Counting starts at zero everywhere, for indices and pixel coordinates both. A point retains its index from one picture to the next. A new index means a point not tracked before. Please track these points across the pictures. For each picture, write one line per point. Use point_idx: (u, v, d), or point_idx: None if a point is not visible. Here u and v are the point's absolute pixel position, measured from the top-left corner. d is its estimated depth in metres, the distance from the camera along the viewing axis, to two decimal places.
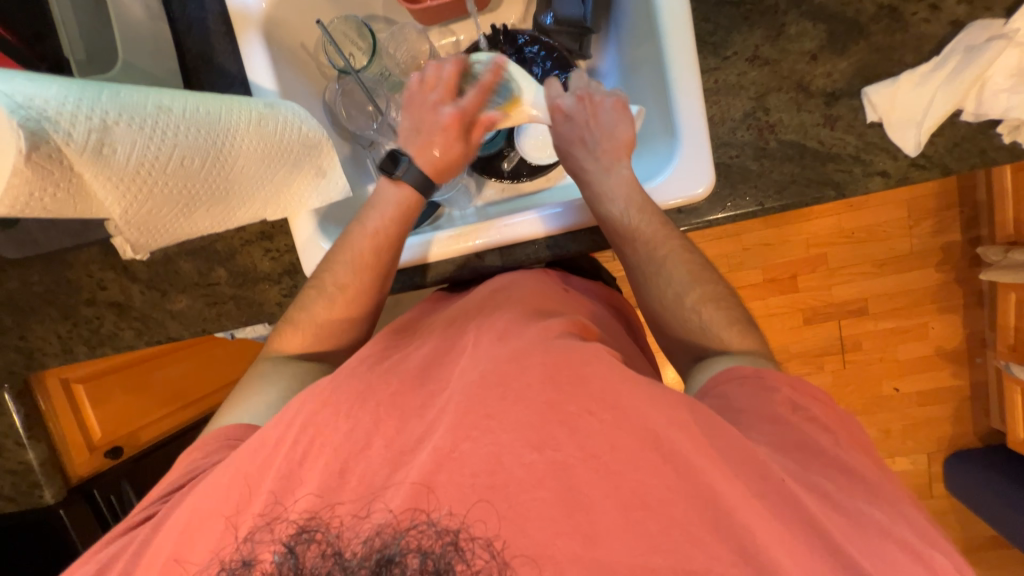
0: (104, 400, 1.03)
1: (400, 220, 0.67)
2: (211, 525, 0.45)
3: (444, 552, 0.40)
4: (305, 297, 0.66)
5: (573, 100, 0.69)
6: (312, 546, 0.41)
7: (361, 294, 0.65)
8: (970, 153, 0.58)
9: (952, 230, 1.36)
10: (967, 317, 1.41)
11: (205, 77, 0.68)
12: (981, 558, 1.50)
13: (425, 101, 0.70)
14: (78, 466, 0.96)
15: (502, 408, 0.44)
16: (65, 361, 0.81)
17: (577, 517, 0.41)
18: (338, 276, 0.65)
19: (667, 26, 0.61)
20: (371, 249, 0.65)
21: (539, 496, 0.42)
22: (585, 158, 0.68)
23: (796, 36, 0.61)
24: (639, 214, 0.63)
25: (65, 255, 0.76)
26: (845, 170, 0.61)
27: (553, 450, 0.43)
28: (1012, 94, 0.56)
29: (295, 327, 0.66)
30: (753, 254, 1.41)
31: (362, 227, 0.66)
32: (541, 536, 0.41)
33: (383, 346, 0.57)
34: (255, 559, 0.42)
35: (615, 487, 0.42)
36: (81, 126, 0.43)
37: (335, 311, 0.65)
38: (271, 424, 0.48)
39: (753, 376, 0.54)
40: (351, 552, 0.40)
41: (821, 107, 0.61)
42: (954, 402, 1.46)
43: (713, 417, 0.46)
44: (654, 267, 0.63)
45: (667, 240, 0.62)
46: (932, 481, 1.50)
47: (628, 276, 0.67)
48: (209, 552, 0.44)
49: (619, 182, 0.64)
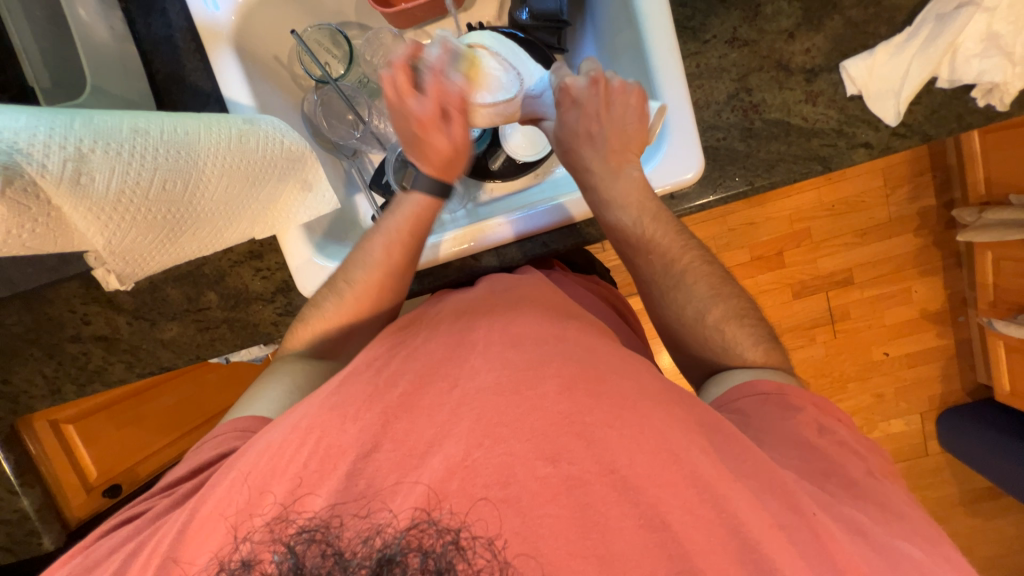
0: (97, 438, 1.02)
1: (416, 222, 0.66)
2: (213, 526, 0.44)
3: (444, 551, 0.37)
4: (318, 295, 0.66)
5: (585, 83, 0.64)
6: (312, 545, 0.38)
7: (375, 294, 0.65)
8: (947, 119, 0.60)
9: (926, 195, 1.39)
10: (947, 278, 1.45)
11: (178, 97, 0.66)
12: (978, 509, 1.56)
13: (394, 106, 0.64)
14: (76, 508, 0.95)
15: (515, 417, 0.44)
16: (54, 402, 0.78)
17: (593, 537, 0.41)
18: (350, 273, 0.64)
19: (646, 11, 0.61)
20: (386, 249, 0.65)
21: (550, 512, 0.41)
22: (591, 157, 0.65)
23: (772, 15, 0.61)
24: (653, 221, 0.63)
25: (44, 292, 0.73)
26: (830, 144, 0.62)
27: (568, 465, 0.42)
28: (983, 59, 0.57)
29: (309, 324, 0.66)
30: (738, 233, 1.42)
31: (376, 230, 0.66)
32: (556, 557, 0.40)
33: (390, 345, 0.56)
34: (255, 559, 0.39)
35: (633, 503, 0.42)
36: (55, 156, 0.41)
37: (344, 308, 0.65)
38: (277, 432, 0.47)
39: (776, 395, 0.56)
40: (352, 552, 0.37)
41: (803, 84, 0.62)
42: (942, 361, 1.51)
43: (715, 422, 0.49)
44: (673, 281, 0.64)
45: (684, 252, 0.64)
46: (926, 439, 1.54)
47: (645, 291, 0.67)
48: (207, 553, 0.42)
49: (629, 186, 0.63)
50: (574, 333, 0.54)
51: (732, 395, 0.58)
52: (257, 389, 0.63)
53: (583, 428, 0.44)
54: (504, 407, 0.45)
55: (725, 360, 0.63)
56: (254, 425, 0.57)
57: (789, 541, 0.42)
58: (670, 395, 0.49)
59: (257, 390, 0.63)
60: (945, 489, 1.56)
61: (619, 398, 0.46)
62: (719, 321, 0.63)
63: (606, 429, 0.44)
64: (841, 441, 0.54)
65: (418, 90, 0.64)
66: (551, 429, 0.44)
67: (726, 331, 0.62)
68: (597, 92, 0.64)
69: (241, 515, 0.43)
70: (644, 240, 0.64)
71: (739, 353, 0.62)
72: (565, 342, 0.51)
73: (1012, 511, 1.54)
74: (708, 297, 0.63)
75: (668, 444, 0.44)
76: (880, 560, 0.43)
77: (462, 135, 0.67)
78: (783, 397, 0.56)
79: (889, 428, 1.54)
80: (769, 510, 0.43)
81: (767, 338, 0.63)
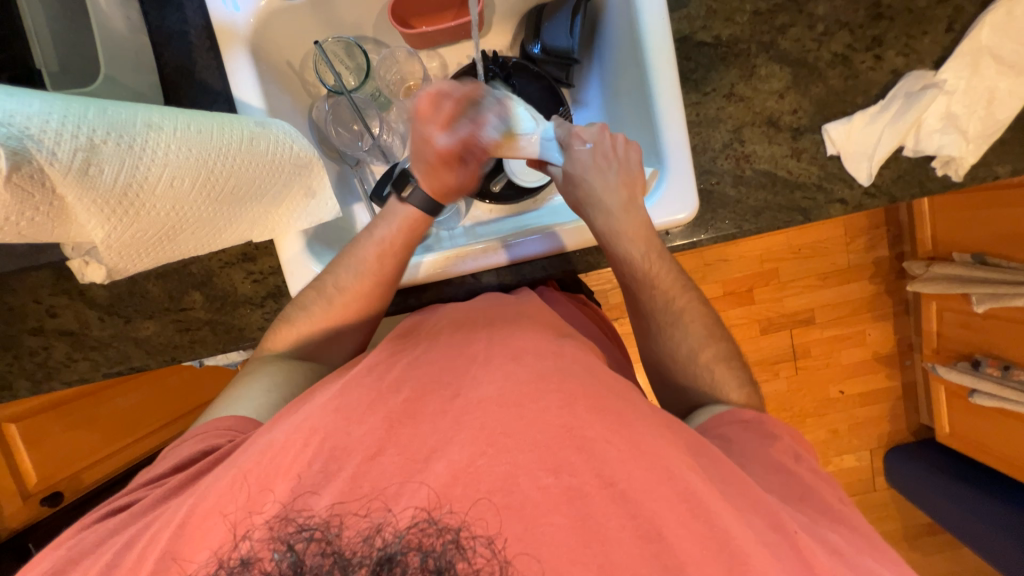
0: (41, 441, 1.01)
1: (408, 234, 0.67)
2: (211, 525, 0.43)
3: (444, 550, 0.39)
4: (304, 297, 0.65)
5: (595, 130, 0.71)
6: (313, 544, 0.39)
7: (362, 297, 0.65)
8: (911, 183, 0.67)
9: (881, 247, 1.52)
10: (897, 325, 1.57)
11: (186, 93, 0.65)
12: (919, 544, 1.65)
13: (422, 130, 0.69)
14: (9, 517, 0.98)
15: (518, 427, 0.45)
16: (3, 399, 0.72)
17: (594, 547, 0.41)
18: (340, 279, 0.64)
19: (653, 61, 0.65)
20: (374, 255, 0.65)
21: (554, 522, 0.42)
22: (599, 185, 0.67)
23: (765, 77, 0.67)
24: (657, 259, 0.66)
25: (9, 280, 0.68)
26: (810, 197, 0.68)
27: (569, 477, 0.43)
28: (943, 134, 0.65)
29: (293, 324, 0.64)
30: (713, 268, 1.50)
31: (368, 237, 0.66)
32: (559, 564, 0.40)
33: (389, 352, 0.57)
34: (254, 558, 0.39)
35: (633, 516, 0.43)
36: (66, 144, 0.40)
37: (333, 313, 0.64)
38: (280, 432, 0.47)
39: (754, 421, 0.60)
40: (352, 551, 0.38)
41: (789, 141, 0.67)
42: (891, 401, 1.61)
43: (704, 444, 0.52)
44: (671, 317, 0.68)
45: (683, 292, 0.68)
46: (875, 474, 1.63)
47: (642, 321, 0.70)
48: (208, 550, 0.41)
49: (634, 221, 0.65)
50: (569, 348, 0.56)
51: (713, 423, 0.61)
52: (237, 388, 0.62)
53: (584, 442, 0.45)
54: (508, 417, 0.45)
55: (715, 387, 0.65)
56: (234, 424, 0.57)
57: (781, 561, 0.44)
58: (662, 418, 0.51)
59: (234, 391, 0.62)
60: (890, 523, 1.65)
61: (619, 415, 0.48)
62: (706, 349, 0.67)
63: (606, 446, 0.45)
64: (814, 471, 0.57)
65: (452, 129, 0.70)
66: (554, 442, 0.45)
67: (703, 357, 0.67)
68: (602, 137, 0.70)
69: (241, 513, 0.42)
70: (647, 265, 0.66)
71: (724, 390, 0.65)
72: (562, 356, 0.53)
73: (948, 546, 1.65)
74: (702, 340, 0.67)
75: (665, 465, 0.46)
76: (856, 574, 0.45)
77: (471, 178, 0.73)
78: (762, 424, 0.60)
79: (842, 462, 1.62)
80: (758, 531, 0.45)
81: (749, 382, 0.67)
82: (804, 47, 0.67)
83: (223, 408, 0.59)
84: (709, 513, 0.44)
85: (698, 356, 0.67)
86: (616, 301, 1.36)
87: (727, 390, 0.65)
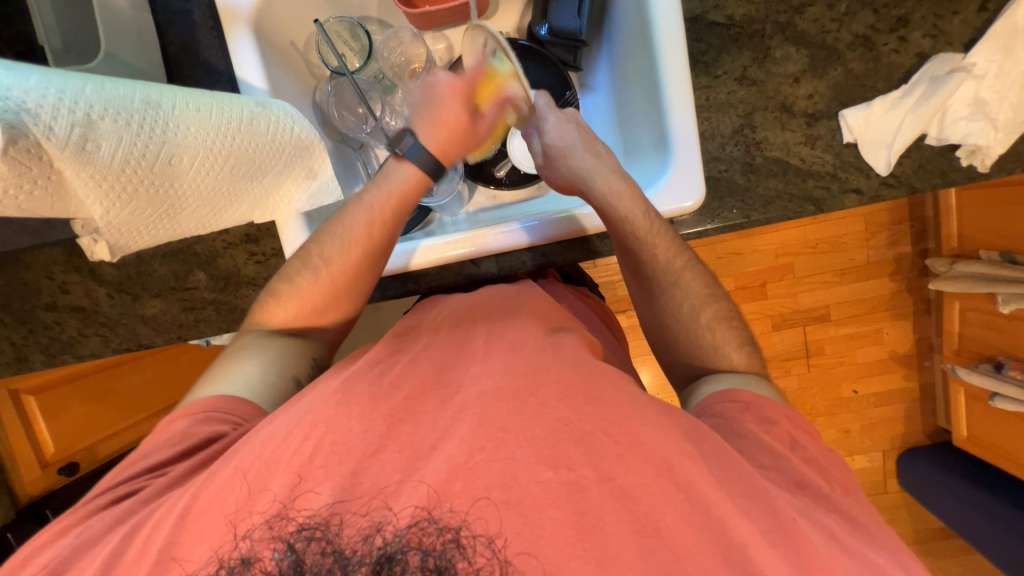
0: (59, 412, 1.07)
1: (400, 200, 0.67)
2: (209, 520, 0.43)
3: (444, 550, 0.39)
4: (290, 268, 0.65)
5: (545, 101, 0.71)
6: (313, 543, 0.40)
7: (349, 270, 0.64)
8: (932, 174, 0.63)
9: (903, 243, 1.46)
10: (916, 324, 1.52)
11: (189, 71, 0.65)
12: (930, 548, 1.62)
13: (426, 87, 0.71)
14: (27, 484, 1.03)
15: (517, 422, 0.45)
16: (19, 370, 0.74)
17: (590, 539, 0.41)
18: (326, 250, 0.64)
19: (662, 40, 0.62)
20: (363, 223, 0.65)
21: (551, 515, 0.41)
22: (586, 161, 0.67)
23: (780, 59, 0.64)
24: (660, 237, 0.63)
25: (22, 255, 0.70)
26: (824, 187, 0.65)
27: (567, 470, 0.43)
28: (969, 122, 0.61)
29: (280, 299, 0.65)
30: (724, 262, 1.46)
31: (358, 204, 0.66)
32: (555, 556, 0.40)
33: (388, 348, 0.57)
34: (255, 557, 0.41)
35: (628, 511, 0.42)
36: (63, 120, 0.40)
37: (319, 284, 0.64)
38: (275, 427, 0.47)
39: (753, 405, 0.57)
40: (352, 550, 0.39)
41: (803, 127, 0.65)
42: (905, 403, 1.57)
43: (720, 443, 0.49)
44: (674, 281, 0.66)
45: (684, 268, 0.66)
46: (886, 476, 1.59)
47: (643, 291, 0.69)
48: (209, 550, 0.42)
49: (608, 187, 0.64)
50: (576, 345, 0.55)
51: (711, 400, 0.60)
52: (224, 365, 0.63)
53: (582, 435, 0.44)
54: (503, 408, 0.45)
55: (717, 347, 0.65)
56: (233, 407, 0.58)
57: (784, 556, 0.42)
58: (658, 402, 0.50)
59: (223, 367, 0.63)
60: (903, 527, 1.61)
61: (614, 405, 0.47)
62: (707, 309, 0.66)
63: (605, 441, 0.44)
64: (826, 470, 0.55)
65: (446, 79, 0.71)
66: (546, 432, 0.44)
67: (707, 353, 0.66)
68: (580, 121, 0.71)
69: (241, 513, 0.43)
70: (637, 247, 0.64)
71: (725, 351, 0.65)
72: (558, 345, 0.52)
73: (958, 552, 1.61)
74: (702, 298, 0.66)
75: (668, 460, 0.44)
76: (851, 563, 0.44)
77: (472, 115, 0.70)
78: (760, 408, 0.57)
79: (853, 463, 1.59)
80: (761, 528, 0.44)
81: (749, 340, 0.67)
82: (823, 27, 0.63)
83: (212, 389, 0.61)
84: (707, 507, 0.43)
85: (700, 316, 0.66)
86: (624, 293, 1.34)
87: (730, 353, 0.65)
